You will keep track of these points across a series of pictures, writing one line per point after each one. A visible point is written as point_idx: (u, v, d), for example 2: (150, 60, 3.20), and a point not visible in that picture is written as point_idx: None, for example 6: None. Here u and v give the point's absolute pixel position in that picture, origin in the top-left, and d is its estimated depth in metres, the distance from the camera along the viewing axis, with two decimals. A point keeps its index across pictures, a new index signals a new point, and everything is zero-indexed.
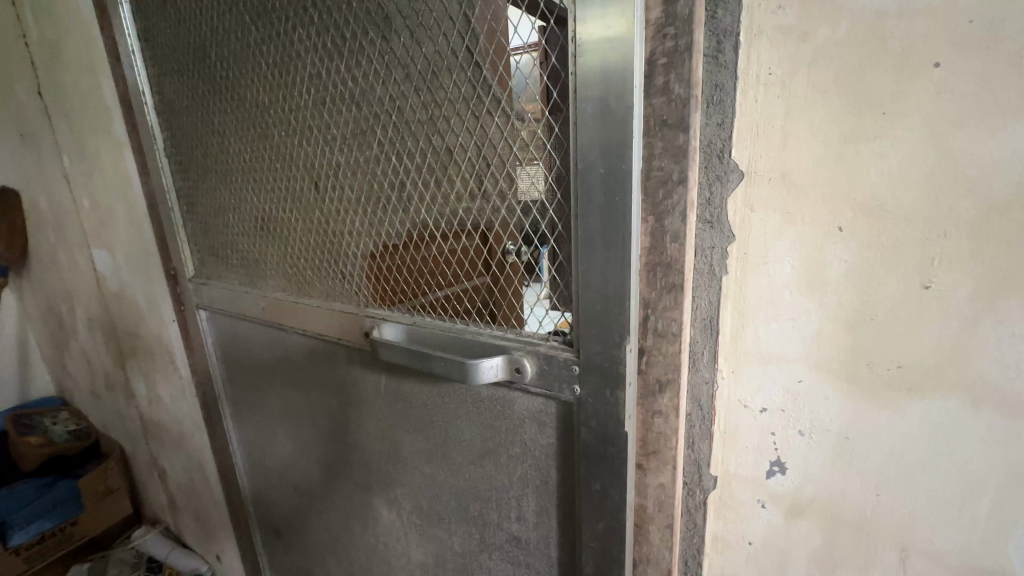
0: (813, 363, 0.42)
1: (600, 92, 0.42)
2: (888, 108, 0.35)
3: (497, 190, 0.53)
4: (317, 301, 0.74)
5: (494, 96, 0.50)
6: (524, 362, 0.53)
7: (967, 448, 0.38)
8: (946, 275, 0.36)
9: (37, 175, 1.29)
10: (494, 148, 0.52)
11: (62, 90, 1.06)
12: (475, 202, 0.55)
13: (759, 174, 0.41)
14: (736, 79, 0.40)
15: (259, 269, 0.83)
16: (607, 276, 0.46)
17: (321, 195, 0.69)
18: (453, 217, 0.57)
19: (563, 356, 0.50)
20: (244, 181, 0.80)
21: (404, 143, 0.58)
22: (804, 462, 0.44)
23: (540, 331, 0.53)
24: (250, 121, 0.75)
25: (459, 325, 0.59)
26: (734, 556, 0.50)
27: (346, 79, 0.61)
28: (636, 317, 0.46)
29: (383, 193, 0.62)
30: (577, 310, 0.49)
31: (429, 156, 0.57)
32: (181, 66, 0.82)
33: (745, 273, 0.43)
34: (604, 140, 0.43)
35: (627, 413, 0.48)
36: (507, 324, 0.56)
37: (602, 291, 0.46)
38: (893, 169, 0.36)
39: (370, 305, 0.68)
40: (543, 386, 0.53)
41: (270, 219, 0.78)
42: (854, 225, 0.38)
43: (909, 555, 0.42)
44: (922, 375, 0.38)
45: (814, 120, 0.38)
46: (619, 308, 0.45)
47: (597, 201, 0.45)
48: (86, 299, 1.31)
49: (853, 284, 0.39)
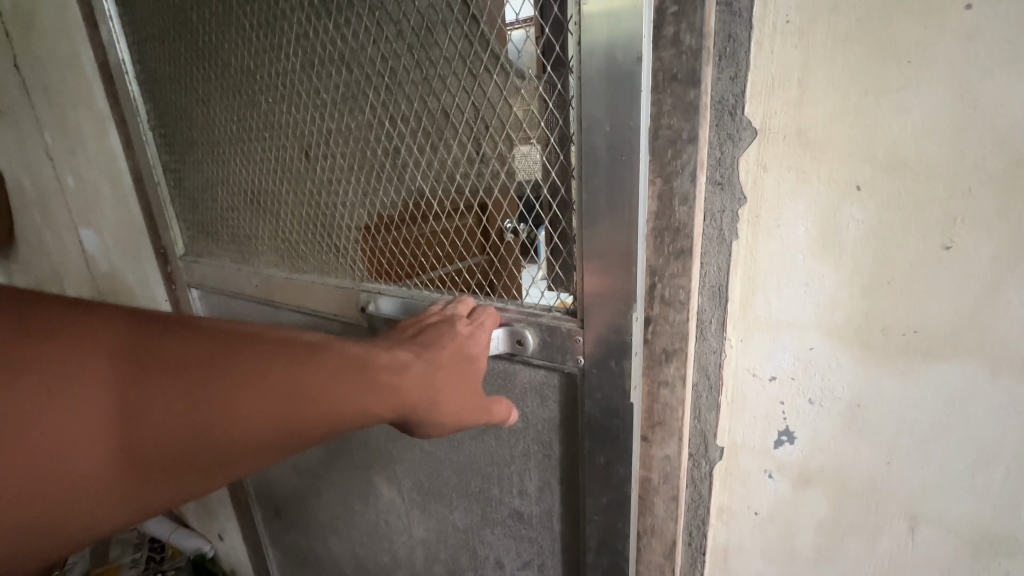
0: (825, 330, 0.40)
1: (605, 43, 0.40)
2: (913, 57, 0.33)
3: (496, 154, 0.51)
4: (311, 276, 0.72)
5: (492, 50, 0.47)
6: (526, 333, 0.51)
7: (982, 415, 0.37)
8: (968, 235, 0.34)
9: (19, 155, 1.25)
10: (493, 108, 0.49)
11: (39, 62, 1.02)
12: (473, 167, 0.52)
13: (772, 132, 0.38)
14: (750, 28, 0.38)
15: (250, 244, 0.81)
16: (614, 241, 0.44)
17: (312, 165, 0.67)
18: (451, 184, 0.54)
19: (568, 327, 0.49)
20: (232, 152, 0.77)
21: (398, 108, 0.56)
22: (814, 431, 0.43)
23: (541, 303, 0.52)
24: (235, 87, 0.72)
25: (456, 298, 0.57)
26: (740, 526, 0.50)
27: (334, 38, 0.58)
28: (644, 284, 0.45)
29: (376, 161, 0.59)
30: (581, 277, 0.47)
31: (423, 118, 0.54)
32: (160, 30, 0.78)
33: (756, 237, 0.41)
34: (612, 94, 0.41)
35: (633, 384, 0.47)
36: (507, 296, 0.55)
37: (608, 257, 0.44)
38: (918, 122, 0.34)
39: (366, 279, 0.66)
40: (546, 357, 0.51)
41: (261, 193, 0.75)
42: (873, 184, 0.36)
43: (919, 523, 0.41)
44: (938, 339, 0.37)
45: (832, 73, 0.36)
46: (628, 275, 0.44)
47: (603, 160, 0.42)
48: (76, 281, 1.28)
49: (870, 245, 0.37)
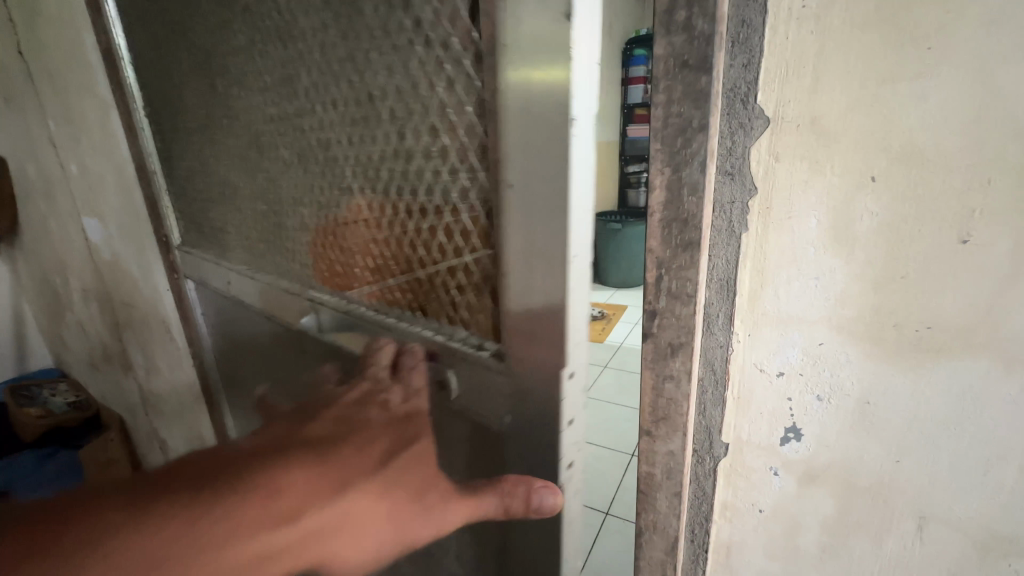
0: (835, 324, 0.40)
1: (531, 47, 0.37)
2: (933, 42, 0.32)
3: (420, 144, 0.49)
4: (277, 276, 0.74)
5: (411, 21, 0.45)
6: (449, 377, 0.52)
7: (995, 413, 0.36)
8: (985, 229, 0.33)
9: (23, 141, 1.25)
10: (415, 91, 0.47)
11: (44, 48, 1.01)
12: (400, 159, 0.51)
13: (786, 121, 0.38)
14: (765, 14, 0.37)
15: (227, 238, 0.83)
16: (539, 288, 0.42)
17: (269, 156, 0.67)
18: (382, 175, 0.54)
19: (495, 374, 0.47)
20: (204, 142, 0.78)
21: (330, 96, 0.56)
22: (821, 428, 0.43)
23: (473, 340, 0.51)
24: (202, 73, 0.73)
25: (394, 320, 0.58)
26: (744, 523, 0.49)
27: (278, 20, 0.58)
28: (579, 334, 0.43)
29: (319, 155, 0.60)
30: (513, 318, 0.45)
31: (354, 104, 0.54)
32: (140, 13, 0.79)
33: (767, 230, 0.40)
34: (539, 100, 0.38)
35: (565, 438, 0.46)
36: (440, 320, 0.54)
37: (539, 295, 0.42)
38: (936, 111, 0.33)
39: (323, 279, 0.67)
40: (473, 407, 0.51)
41: (232, 189, 0.77)
42: (888, 174, 0.35)
43: (927, 523, 0.41)
44: (951, 335, 0.36)
45: (849, 58, 0.35)
46: (556, 321, 0.41)
47: (532, 171, 0.40)
48: (79, 270, 1.28)
49: (884, 238, 0.36)
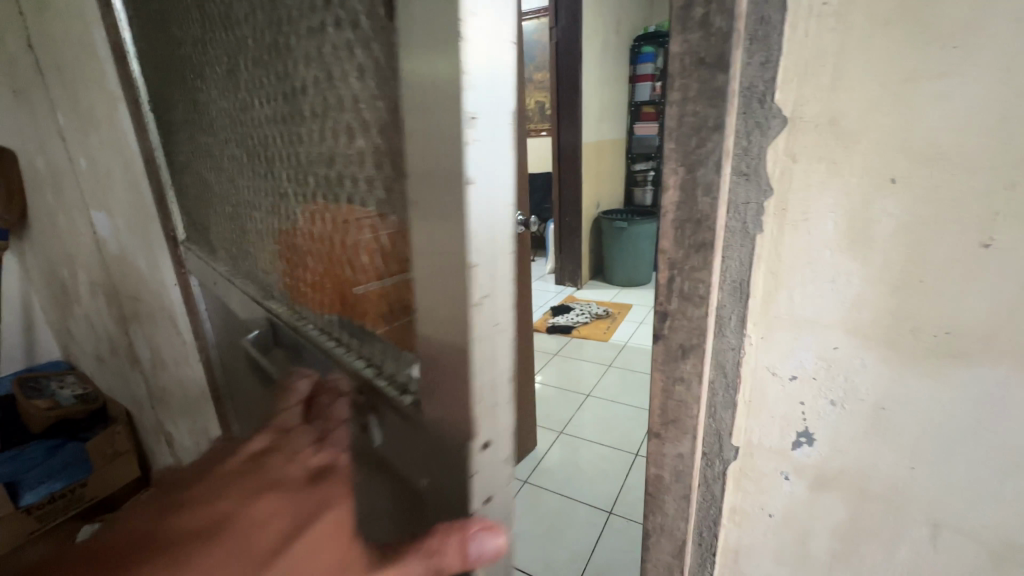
0: (851, 329, 0.39)
1: None
2: (958, 41, 0.31)
3: (311, 80, 0.33)
4: (239, 277, 0.64)
5: None
6: (368, 430, 0.34)
7: (1016, 422, 0.35)
8: (1009, 233, 0.32)
9: (32, 134, 1.25)
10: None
11: (54, 41, 1.01)
12: (297, 107, 0.36)
13: (804, 121, 0.37)
14: (784, 10, 0.36)
15: (214, 236, 0.78)
16: (446, 309, 0.25)
17: (217, 133, 0.57)
18: (288, 133, 0.38)
19: (406, 435, 0.30)
20: (184, 131, 0.73)
21: (241, 36, 0.42)
22: (834, 433, 0.42)
23: (393, 379, 0.32)
24: (170, 54, 0.67)
25: (315, 339, 0.41)
26: (753, 527, 0.49)
27: None
28: (501, 393, 0.27)
29: (243, 119, 0.47)
30: (416, 377, 0.29)
31: (257, 38, 0.39)
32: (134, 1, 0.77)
33: (782, 231, 0.40)
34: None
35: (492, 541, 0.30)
36: (359, 346, 0.36)
37: (446, 321, 0.25)
38: (959, 111, 0.32)
39: (268, 280, 0.54)
40: (388, 480, 0.34)
41: (207, 182, 0.70)
42: (909, 176, 0.35)
43: (941, 531, 0.40)
44: (970, 341, 0.35)
45: (869, 57, 0.34)
46: (463, 373, 0.25)
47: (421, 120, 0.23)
48: (87, 263, 1.29)
49: (903, 241, 0.36)
